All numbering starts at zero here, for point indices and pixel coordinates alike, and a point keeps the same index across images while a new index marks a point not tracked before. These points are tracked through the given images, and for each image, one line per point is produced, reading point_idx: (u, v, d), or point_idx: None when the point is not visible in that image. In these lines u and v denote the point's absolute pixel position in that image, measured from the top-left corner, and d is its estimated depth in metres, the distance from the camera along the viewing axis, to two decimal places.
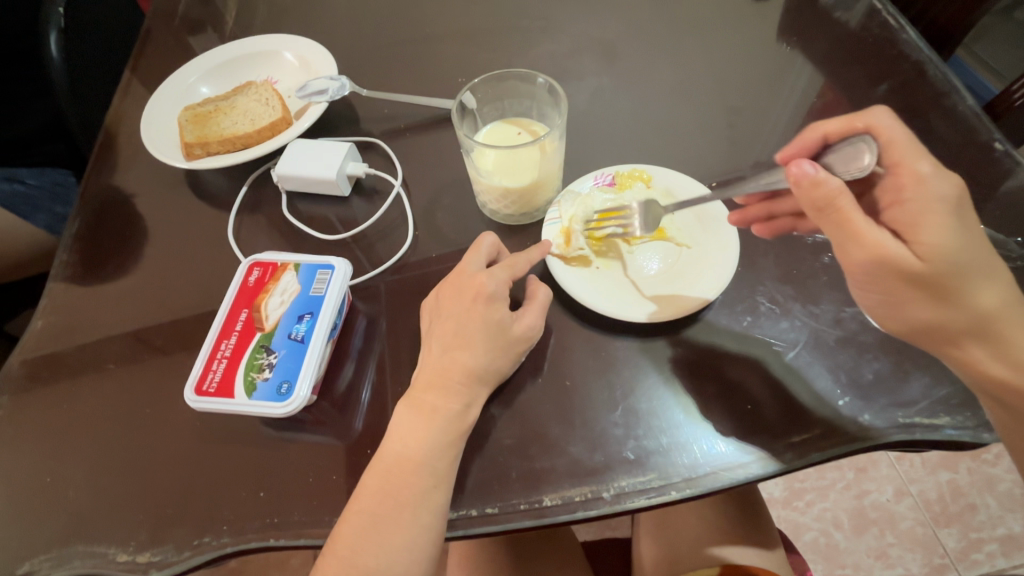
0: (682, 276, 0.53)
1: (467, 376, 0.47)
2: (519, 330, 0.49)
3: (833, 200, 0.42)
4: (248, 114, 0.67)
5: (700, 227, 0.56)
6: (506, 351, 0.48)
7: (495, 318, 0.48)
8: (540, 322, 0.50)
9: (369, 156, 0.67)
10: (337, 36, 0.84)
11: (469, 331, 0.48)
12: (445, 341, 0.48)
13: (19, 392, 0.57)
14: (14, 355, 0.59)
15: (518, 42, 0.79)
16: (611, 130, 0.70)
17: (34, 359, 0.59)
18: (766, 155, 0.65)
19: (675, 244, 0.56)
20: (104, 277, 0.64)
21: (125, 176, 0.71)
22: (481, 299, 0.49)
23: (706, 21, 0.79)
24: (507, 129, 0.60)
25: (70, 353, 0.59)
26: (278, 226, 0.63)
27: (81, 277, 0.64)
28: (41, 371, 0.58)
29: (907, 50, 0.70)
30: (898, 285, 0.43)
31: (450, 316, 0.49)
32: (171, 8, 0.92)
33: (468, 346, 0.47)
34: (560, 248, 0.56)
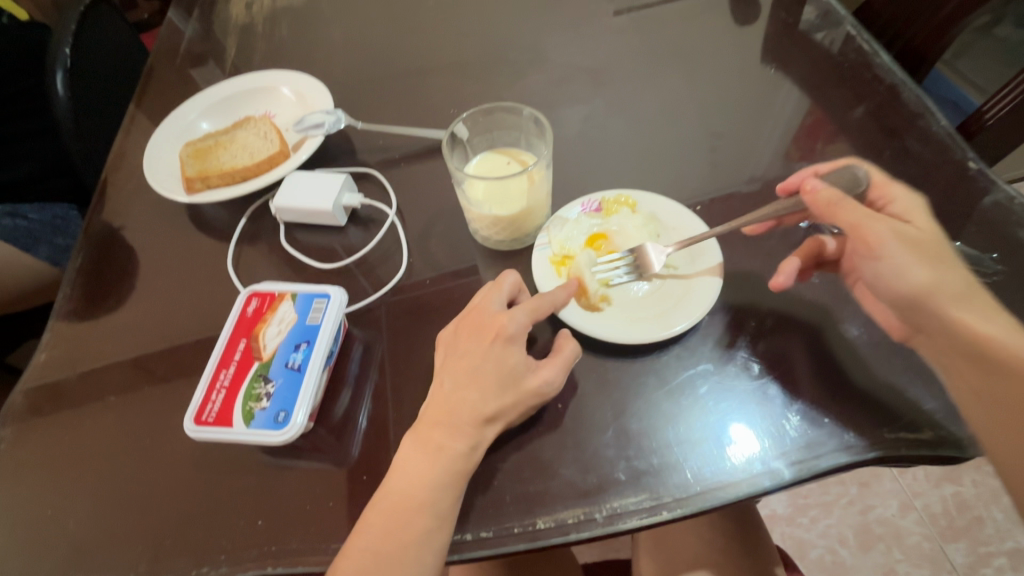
0: (683, 306, 0.53)
1: (469, 411, 0.47)
2: (533, 382, 0.48)
3: (838, 201, 0.50)
4: (247, 149, 0.69)
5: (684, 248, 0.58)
6: (517, 398, 0.48)
7: (510, 363, 0.49)
8: (559, 377, 0.49)
9: (364, 186, 0.69)
10: (334, 70, 0.87)
11: (484, 373, 0.48)
12: (457, 379, 0.49)
13: (21, 425, 0.58)
14: (18, 389, 0.60)
15: (508, 72, 0.82)
16: (600, 156, 0.72)
17: (37, 392, 0.60)
18: (753, 177, 0.68)
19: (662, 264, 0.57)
20: (107, 309, 0.65)
21: (127, 209, 0.73)
22: (500, 341, 0.49)
23: (688, 48, 0.82)
24: (496, 159, 0.62)
25: (72, 385, 0.60)
26: (278, 255, 0.65)
27: (86, 310, 0.65)
28: (45, 403, 0.59)
29: (882, 72, 0.72)
30: (906, 252, 0.49)
31: (467, 354, 0.49)
32: (174, 45, 0.95)
33: (479, 386, 0.48)
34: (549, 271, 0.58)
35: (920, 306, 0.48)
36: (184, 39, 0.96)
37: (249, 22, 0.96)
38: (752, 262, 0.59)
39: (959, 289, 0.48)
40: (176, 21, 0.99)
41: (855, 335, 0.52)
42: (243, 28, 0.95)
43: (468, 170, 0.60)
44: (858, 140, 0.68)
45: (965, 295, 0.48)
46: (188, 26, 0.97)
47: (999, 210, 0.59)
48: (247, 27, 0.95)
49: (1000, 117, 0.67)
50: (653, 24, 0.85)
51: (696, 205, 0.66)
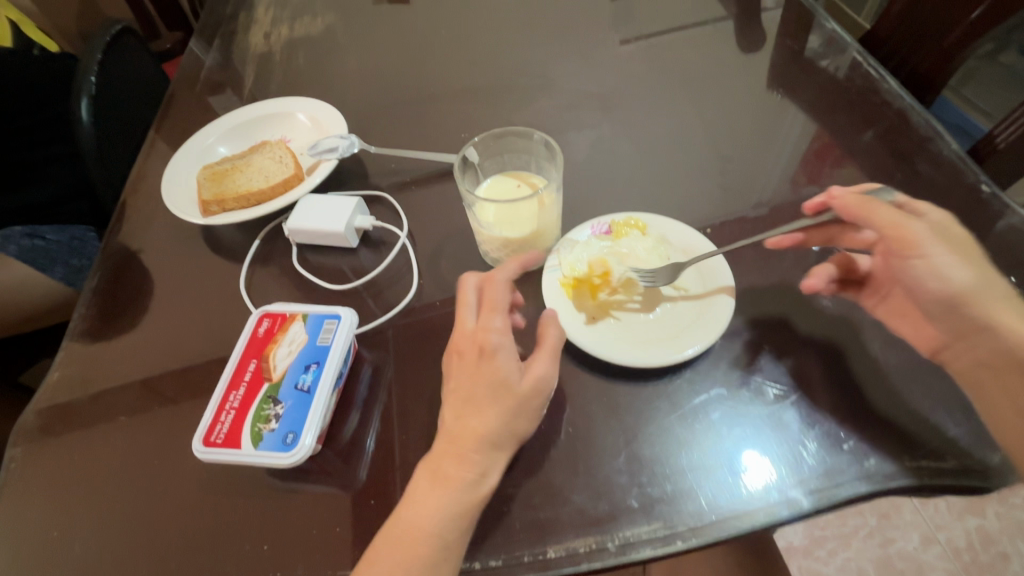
0: (697, 328, 0.53)
1: (471, 432, 0.46)
2: (528, 380, 0.48)
3: (870, 205, 0.53)
4: (263, 172, 0.70)
5: (695, 271, 0.57)
6: (519, 406, 0.47)
7: (500, 375, 0.47)
8: (552, 367, 0.49)
9: (376, 209, 0.70)
10: (349, 97, 0.89)
11: (480, 392, 0.47)
12: (457, 407, 0.48)
13: (30, 444, 0.58)
14: (29, 408, 0.60)
15: (518, 98, 0.84)
16: (609, 180, 0.73)
17: (48, 411, 0.60)
18: (765, 200, 0.68)
19: (671, 287, 0.56)
20: (121, 329, 0.66)
21: (144, 230, 0.75)
22: (485, 356, 0.48)
23: (695, 74, 0.83)
24: (505, 181, 0.61)
25: (83, 405, 0.60)
26: (289, 277, 0.65)
27: (100, 329, 0.66)
28: (55, 423, 0.59)
29: (889, 97, 0.73)
30: (944, 253, 0.51)
31: (460, 379, 0.49)
32: (195, 73, 0.98)
33: (478, 406, 0.47)
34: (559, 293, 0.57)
35: (962, 307, 0.51)
36: (205, 67, 0.99)
37: (267, 52, 0.99)
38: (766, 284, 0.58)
39: (993, 288, 0.51)
40: (197, 50, 1.02)
41: (872, 360, 0.51)
42: (262, 57, 0.98)
43: (480, 193, 0.60)
44: (865, 162, 0.68)
45: (993, 294, 0.51)
46: (210, 55, 1.01)
47: (1014, 233, 0.59)
48: (265, 56, 0.98)
49: (1010, 141, 0.67)
50: (660, 51, 0.87)
51: (706, 228, 0.66)
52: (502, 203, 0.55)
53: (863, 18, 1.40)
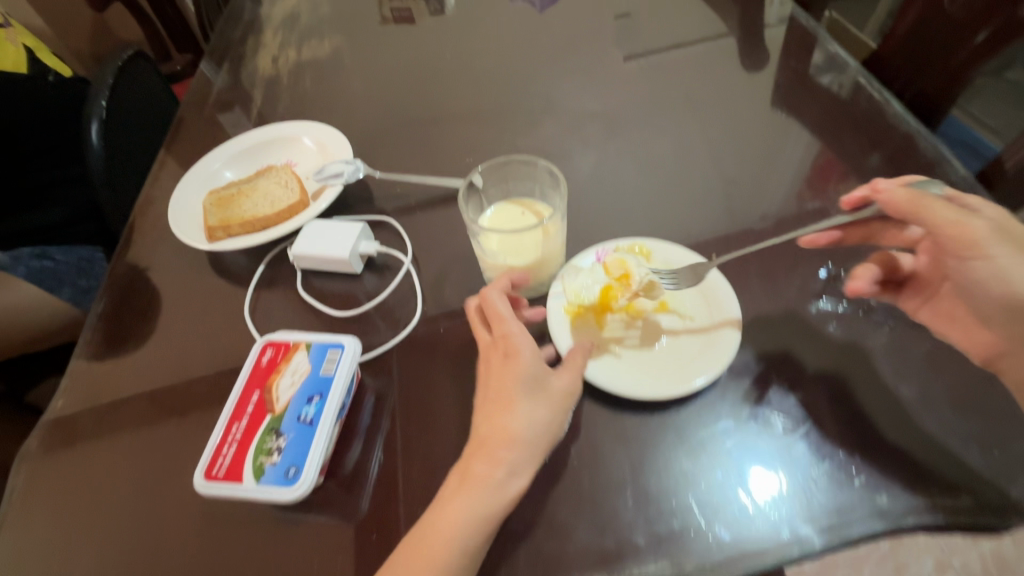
0: (705, 356, 0.52)
1: (502, 435, 0.46)
2: (557, 382, 0.49)
3: (920, 201, 0.49)
4: (268, 197, 0.70)
5: (700, 296, 0.57)
6: (551, 404, 0.48)
7: (530, 373, 0.48)
8: (578, 369, 0.50)
9: (380, 233, 0.70)
10: (355, 120, 0.89)
11: (510, 388, 0.47)
12: (487, 410, 0.48)
13: (33, 466, 0.57)
14: (35, 426, 0.60)
15: (523, 121, 0.84)
16: (614, 203, 0.72)
17: (52, 430, 0.60)
18: (770, 210, 0.68)
19: (677, 313, 0.56)
20: (126, 348, 0.66)
21: (150, 254, 0.75)
22: (512, 355, 0.49)
23: (699, 96, 0.83)
24: (512, 207, 0.61)
25: (88, 425, 0.60)
26: (293, 302, 0.65)
27: (106, 348, 0.66)
28: (57, 444, 0.59)
29: (895, 121, 0.72)
30: (1010, 251, 0.48)
31: (489, 384, 0.49)
32: (203, 96, 0.99)
33: (508, 410, 0.47)
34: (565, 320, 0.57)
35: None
36: (213, 90, 1.00)
37: (275, 75, 1.00)
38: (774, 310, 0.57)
39: None
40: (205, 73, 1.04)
41: (883, 390, 0.51)
42: (270, 80, 1.00)
43: (484, 221, 0.60)
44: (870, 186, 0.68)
45: None
46: (218, 78, 1.02)
47: None
48: (272, 79, 0.99)
49: (1019, 165, 0.67)
50: (664, 73, 0.87)
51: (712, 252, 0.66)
52: (507, 232, 0.54)
53: (868, 36, 1.40)
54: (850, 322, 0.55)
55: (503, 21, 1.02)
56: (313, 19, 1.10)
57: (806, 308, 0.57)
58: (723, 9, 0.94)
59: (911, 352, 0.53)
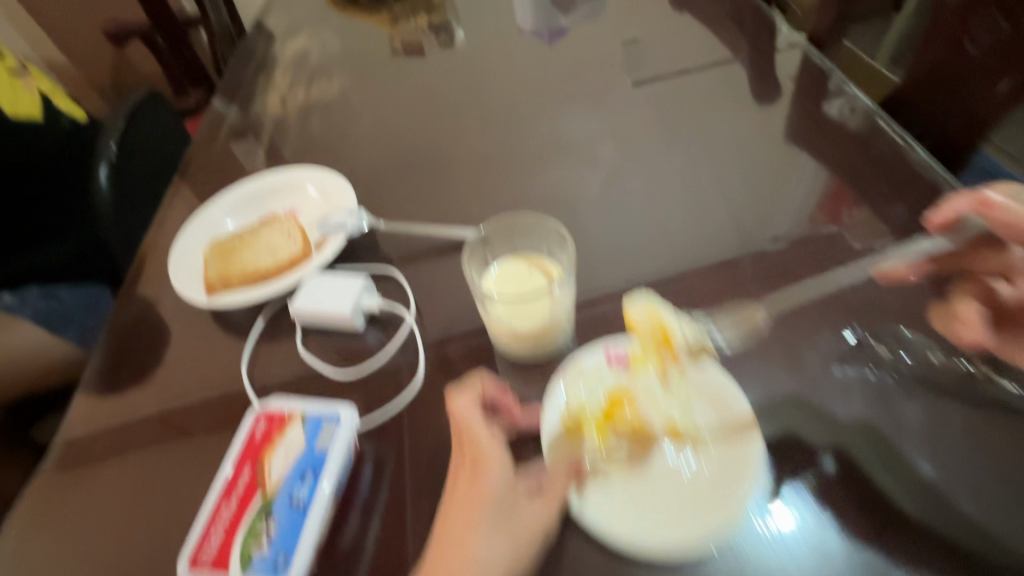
0: (722, 485, 0.47)
1: (460, 568, 0.43)
2: (527, 515, 0.46)
3: None
4: (270, 247, 0.69)
5: (716, 402, 0.52)
6: (516, 537, 0.45)
7: (496, 497, 0.46)
8: (553, 501, 0.47)
9: (384, 286, 0.67)
10: (361, 163, 0.88)
11: (472, 514, 0.45)
12: (446, 534, 0.45)
13: (46, 490, 0.57)
14: (52, 445, 0.60)
15: (533, 163, 0.82)
16: (629, 249, 0.68)
17: (68, 448, 0.59)
18: (783, 232, 0.66)
19: (693, 433, 0.50)
20: (132, 382, 0.64)
21: (148, 302, 0.72)
22: (479, 472, 0.47)
23: (717, 136, 0.80)
24: (515, 265, 0.58)
25: (100, 448, 0.59)
26: (292, 359, 0.62)
27: (112, 380, 0.64)
28: (70, 466, 0.58)
29: (919, 169, 0.68)
30: None
31: (452, 503, 0.46)
32: (211, 136, 0.99)
33: (470, 537, 0.44)
34: (565, 436, 0.51)
35: None
36: (221, 131, 0.99)
37: (283, 115, 1.00)
38: (794, 379, 0.54)
39: None
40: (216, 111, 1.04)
41: (918, 473, 0.47)
42: (279, 122, 0.99)
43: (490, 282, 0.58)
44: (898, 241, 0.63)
45: None
46: (226, 119, 1.01)
47: None
48: (280, 119, 0.99)
49: None
50: (679, 113, 0.84)
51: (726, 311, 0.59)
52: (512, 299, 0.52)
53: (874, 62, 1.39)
54: (878, 393, 0.52)
55: (509, 60, 1.02)
56: (322, 57, 1.11)
57: (827, 376, 0.53)
58: (738, 48, 0.92)
59: (949, 429, 0.49)
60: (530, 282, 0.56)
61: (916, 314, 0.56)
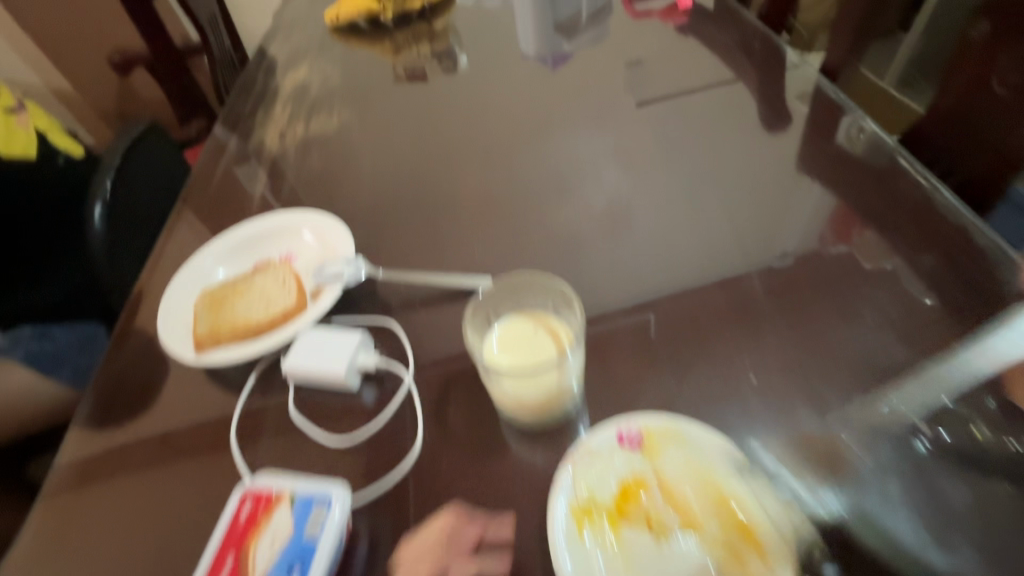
0: None
1: None
2: None
3: None
4: (263, 298, 0.66)
5: (742, 499, 0.45)
6: None
7: None
8: None
9: (382, 340, 0.64)
10: (359, 202, 0.85)
11: None
12: None
13: (51, 511, 0.57)
14: (54, 465, 0.60)
15: (537, 204, 0.79)
16: (639, 300, 0.64)
17: (71, 468, 0.59)
18: (789, 247, 0.66)
19: (717, 539, 0.43)
20: (124, 424, 0.62)
21: (136, 356, 0.69)
22: None
23: (727, 176, 0.77)
24: (519, 322, 0.54)
25: (102, 467, 0.59)
26: (284, 422, 0.59)
27: (109, 408, 0.64)
28: (73, 487, 0.58)
29: (944, 211, 0.64)
30: None
31: None
32: (207, 174, 0.96)
33: None
34: (572, 532, 0.44)
35: None
36: (218, 168, 0.97)
37: (282, 151, 0.98)
38: (825, 453, 0.49)
39: None
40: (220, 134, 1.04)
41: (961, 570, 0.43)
42: (276, 159, 0.97)
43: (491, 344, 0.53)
44: (929, 291, 0.59)
45: None
46: (223, 156, 0.99)
47: None
48: (279, 155, 0.97)
49: None
50: (688, 152, 0.81)
51: (749, 374, 0.55)
52: (524, 375, 0.48)
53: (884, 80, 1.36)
54: (915, 471, 0.48)
55: (512, 93, 1.00)
56: (323, 90, 1.09)
57: (862, 451, 0.49)
58: (746, 83, 0.89)
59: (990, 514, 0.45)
60: (536, 346, 0.52)
61: (956, 380, 0.52)
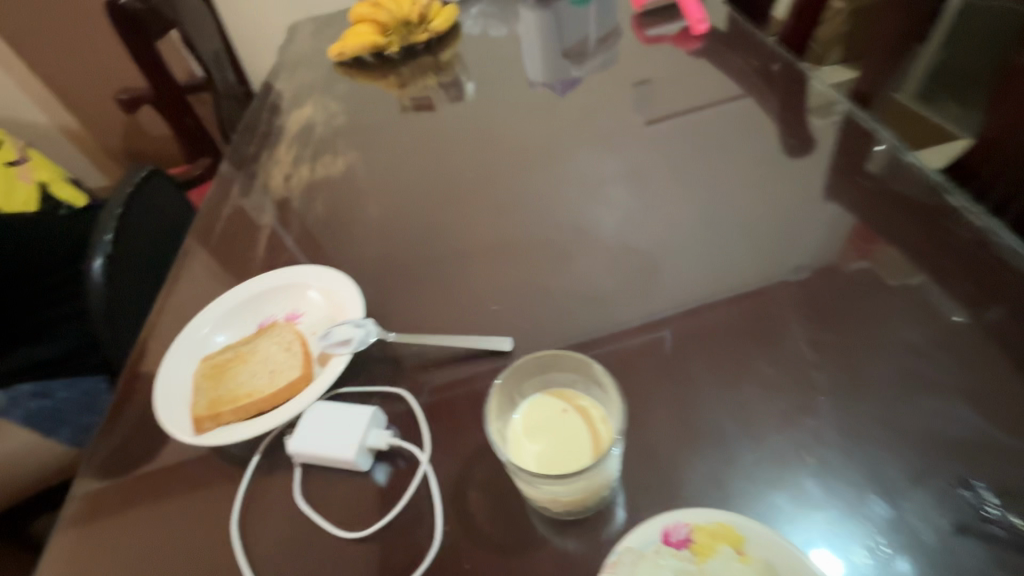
0: None
1: None
2: None
3: None
4: (267, 366, 0.62)
5: None
6: None
7: None
8: None
9: (394, 413, 0.59)
10: (365, 250, 0.81)
11: None
12: None
13: (59, 545, 0.55)
14: (70, 496, 0.58)
15: (553, 250, 0.74)
16: (670, 359, 0.59)
17: (83, 504, 0.58)
18: (803, 261, 0.64)
19: None
20: (115, 507, 0.57)
21: (127, 427, 0.64)
22: None
23: (760, 215, 0.71)
24: (550, 406, 0.49)
25: (100, 536, 0.55)
26: (291, 511, 0.53)
27: (113, 459, 0.61)
28: (82, 523, 0.56)
29: (1006, 255, 0.59)
30: None
31: None
32: (207, 220, 0.92)
33: None
34: None
35: None
36: (218, 215, 0.93)
37: (285, 196, 0.95)
38: (904, 555, 0.43)
39: None
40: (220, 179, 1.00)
41: None
42: (280, 205, 0.93)
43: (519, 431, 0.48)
44: (998, 349, 0.53)
45: None
46: (224, 202, 0.95)
47: None
48: (283, 201, 0.94)
49: None
50: (714, 187, 0.76)
51: (802, 452, 0.50)
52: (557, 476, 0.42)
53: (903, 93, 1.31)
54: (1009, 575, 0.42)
55: (522, 127, 0.95)
56: (327, 130, 1.06)
57: (949, 551, 0.43)
58: (771, 112, 0.84)
59: None
60: (569, 440, 0.47)
61: None
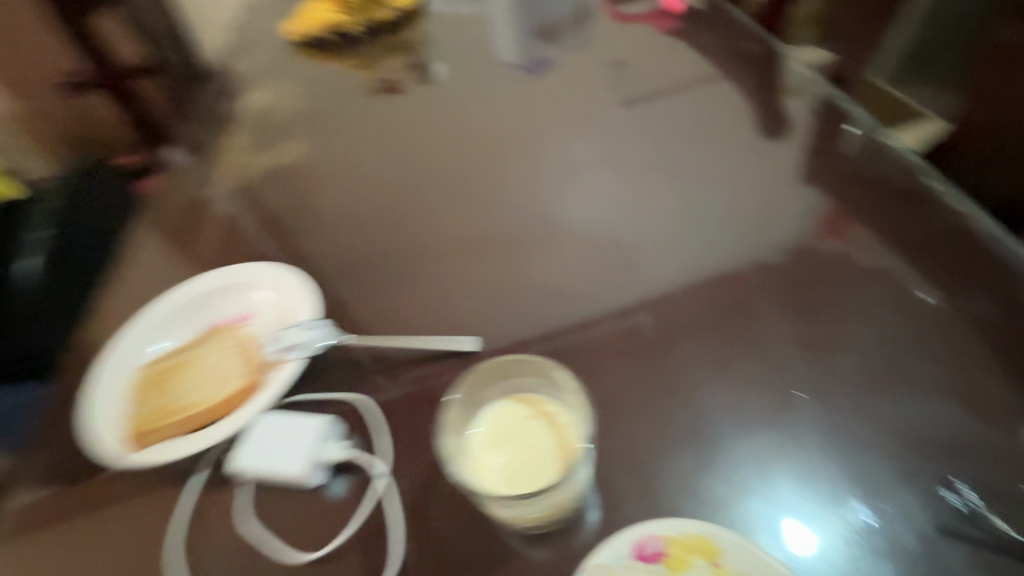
0: None
1: None
2: None
3: None
4: (208, 375, 0.57)
5: None
6: None
7: None
8: None
9: (350, 421, 0.55)
10: (322, 244, 0.76)
11: None
12: None
13: (5, 553, 0.56)
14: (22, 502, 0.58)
15: (520, 240, 0.70)
16: (641, 355, 0.56)
17: (27, 514, 0.58)
18: (778, 241, 0.62)
19: None
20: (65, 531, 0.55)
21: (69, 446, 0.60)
22: None
23: (736, 201, 0.68)
24: (513, 416, 0.46)
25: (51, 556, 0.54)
26: (244, 530, 0.51)
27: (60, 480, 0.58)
28: (33, 530, 0.57)
29: (983, 239, 0.58)
30: None
31: None
32: (154, 216, 0.86)
33: None
34: None
35: None
36: (167, 210, 0.87)
37: (238, 188, 0.89)
38: (874, 557, 0.43)
39: None
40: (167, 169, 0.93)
41: None
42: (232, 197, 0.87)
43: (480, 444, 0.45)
44: (974, 338, 0.52)
45: None
46: (172, 195, 0.89)
47: None
48: (236, 193, 0.88)
49: None
50: (688, 172, 0.73)
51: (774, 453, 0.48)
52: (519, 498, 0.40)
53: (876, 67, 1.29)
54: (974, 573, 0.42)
55: (489, 108, 0.90)
56: (283, 114, 1.00)
57: (918, 549, 0.43)
58: (747, 91, 0.80)
59: None
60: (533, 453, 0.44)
61: (1003, 450, 0.47)
